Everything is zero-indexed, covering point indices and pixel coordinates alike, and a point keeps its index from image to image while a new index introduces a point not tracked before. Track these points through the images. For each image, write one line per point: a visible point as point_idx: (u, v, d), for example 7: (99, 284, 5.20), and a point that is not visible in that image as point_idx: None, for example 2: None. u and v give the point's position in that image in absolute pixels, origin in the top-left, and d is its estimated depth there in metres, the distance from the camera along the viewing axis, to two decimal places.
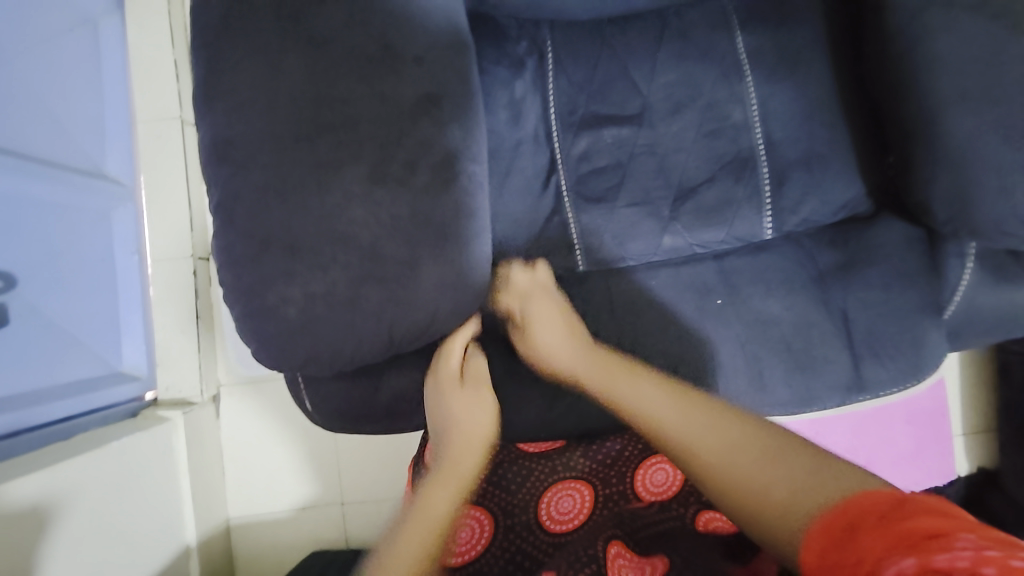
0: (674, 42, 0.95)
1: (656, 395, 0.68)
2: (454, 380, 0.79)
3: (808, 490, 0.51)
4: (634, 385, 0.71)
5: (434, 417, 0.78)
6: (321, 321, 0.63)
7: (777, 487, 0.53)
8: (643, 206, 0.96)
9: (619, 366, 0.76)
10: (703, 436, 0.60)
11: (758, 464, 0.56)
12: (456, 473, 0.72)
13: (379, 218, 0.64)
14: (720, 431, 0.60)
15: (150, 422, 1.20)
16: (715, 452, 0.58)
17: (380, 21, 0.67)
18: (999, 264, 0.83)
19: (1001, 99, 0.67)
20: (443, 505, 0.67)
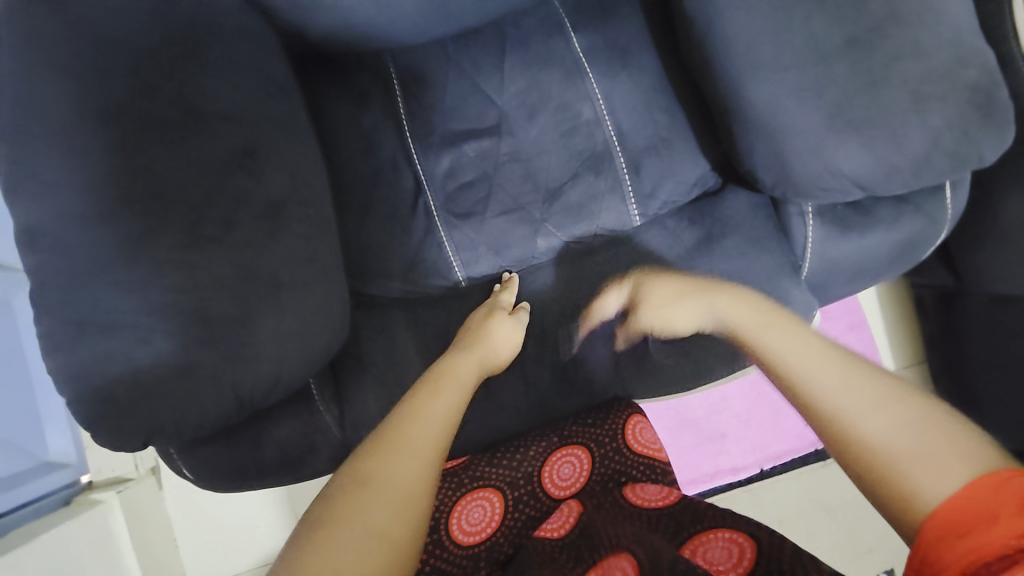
0: (516, 53, 0.94)
1: (805, 338, 0.65)
2: (498, 317, 0.86)
3: (952, 457, 0.50)
4: (786, 338, 0.66)
5: (469, 349, 0.80)
6: (154, 392, 0.64)
7: (931, 465, 0.50)
8: (513, 213, 0.95)
9: (764, 315, 0.72)
10: (864, 404, 0.55)
11: (923, 453, 0.51)
12: (427, 421, 0.64)
13: (200, 280, 0.65)
14: (862, 377, 0.58)
15: (82, 507, 1.09)
16: (868, 415, 0.55)
17: (176, 86, 0.68)
18: (841, 217, 0.86)
19: (788, 65, 0.71)
20: (404, 462, 0.59)
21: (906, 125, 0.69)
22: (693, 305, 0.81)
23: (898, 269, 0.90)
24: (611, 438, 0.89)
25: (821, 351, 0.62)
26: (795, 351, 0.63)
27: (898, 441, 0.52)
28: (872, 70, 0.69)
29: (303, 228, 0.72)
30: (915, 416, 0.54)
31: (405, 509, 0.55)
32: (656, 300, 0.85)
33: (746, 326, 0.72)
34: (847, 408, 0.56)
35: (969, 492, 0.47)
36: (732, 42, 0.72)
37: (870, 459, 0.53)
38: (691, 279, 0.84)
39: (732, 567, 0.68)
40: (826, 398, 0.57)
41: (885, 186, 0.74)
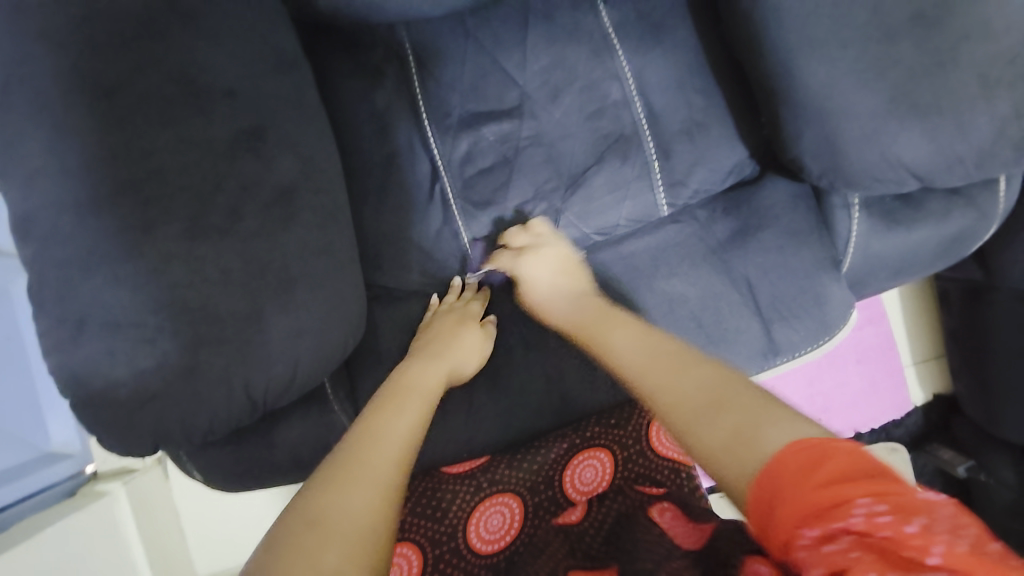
0: (539, 27, 0.88)
1: (637, 341, 0.68)
2: (461, 317, 0.83)
3: (743, 434, 0.50)
4: (613, 335, 0.72)
5: (440, 346, 0.78)
6: (159, 396, 0.60)
7: (767, 437, 0.48)
8: (535, 201, 0.90)
9: (606, 315, 0.76)
10: (682, 381, 0.58)
11: (728, 431, 0.51)
12: (400, 410, 0.65)
13: (208, 273, 0.61)
14: (664, 352, 0.65)
15: (87, 499, 1.03)
16: (682, 390, 0.57)
17: (178, 60, 0.62)
18: (886, 209, 0.81)
19: (847, 42, 0.65)
20: (375, 451, 0.58)
21: (971, 112, 0.63)
22: (553, 272, 0.83)
23: (942, 266, 0.86)
24: (634, 441, 0.87)
25: (656, 349, 0.65)
26: (631, 349, 0.68)
27: (712, 415, 0.53)
28: (940, 51, 0.63)
29: (315, 218, 0.67)
30: (746, 404, 0.52)
31: (376, 525, 0.51)
32: (530, 270, 0.84)
33: (595, 326, 0.75)
34: (673, 398, 0.57)
35: (786, 458, 0.46)
36: (784, 17, 0.66)
37: (688, 436, 0.53)
38: (570, 265, 0.84)
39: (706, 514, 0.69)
40: (643, 371, 0.63)
41: (943, 178, 0.68)
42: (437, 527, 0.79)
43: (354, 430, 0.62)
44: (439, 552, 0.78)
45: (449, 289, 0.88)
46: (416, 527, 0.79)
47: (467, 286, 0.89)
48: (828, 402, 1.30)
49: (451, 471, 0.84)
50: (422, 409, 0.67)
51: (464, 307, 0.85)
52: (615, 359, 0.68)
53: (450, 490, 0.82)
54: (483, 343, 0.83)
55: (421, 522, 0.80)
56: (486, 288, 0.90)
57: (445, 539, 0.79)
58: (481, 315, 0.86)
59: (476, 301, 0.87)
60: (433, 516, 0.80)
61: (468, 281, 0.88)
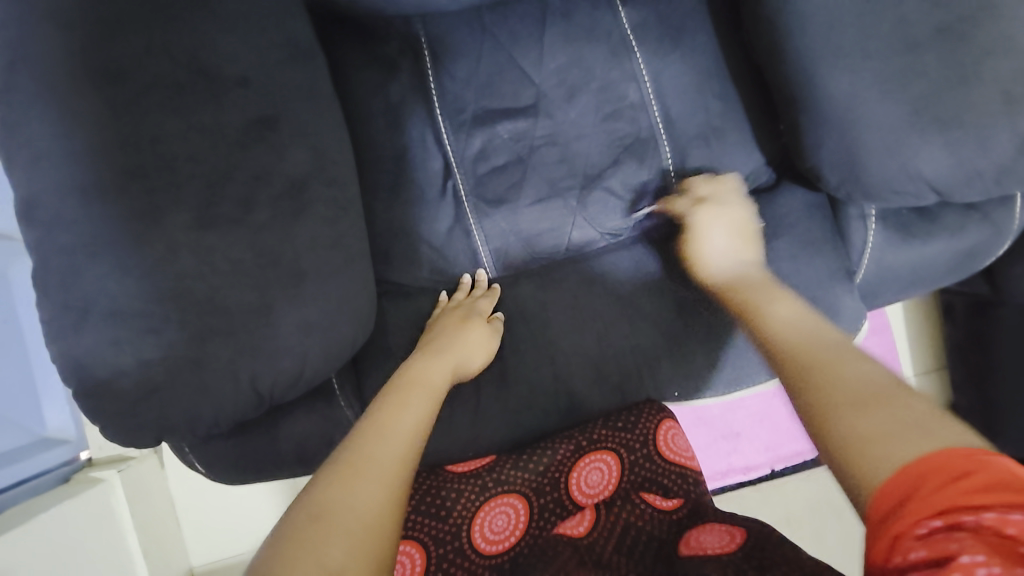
0: (557, 25, 0.87)
1: (798, 324, 0.65)
2: (467, 313, 0.82)
3: (903, 433, 0.46)
4: (767, 315, 0.68)
5: (445, 343, 0.77)
6: (164, 387, 0.59)
7: (931, 436, 0.45)
8: (548, 200, 0.89)
9: (744, 295, 0.73)
10: (841, 368, 0.55)
11: (886, 426, 0.47)
12: (406, 406, 0.64)
13: (218, 263, 0.60)
14: (823, 341, 0.61)
15: (82, 487, 1.01)
16: (836, 376, 0.54)
17: (192, 46, 0.61)
18: (901, 221, 0.81)
19: (872, 52, 0.64)
20: (383, 446, 0.57)
21: (995, 127, 0.63)
22: (727, 236, 0.81)
23: (953, 281, 0.85)
24: (642, 444, 0.85)
25: (816, 333, 0.62)
26: (794, 324, 0.65)
27: (871, 409, 0.49)
28: (964, 64, 0.63)
29: (327, 210, 0.66)
30: (908, 404, 0.48)
31: (379, 522, 0.50)
32: (704, 231, 0.82)
33: (749, 296, 0.73)
34: (835, 385, 0.53)
35: (926, 459, 0.43)
36: (808, 25, 0.66)
37: (836, 419, 0.50)
38: (744, 232, 0.82)
39: (724, 544, 0.69)
40: (795, 353, 0.60)
41: (964, 193, 0.67)
42: (441, 526, 0.78)
43: (360, 424, 0.61)
44: (442, 552, 0.77)
45: (456, 285, 0.87)
46: (421, 525, 0.78)
47: (477, 284, 0.87)
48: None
49: (458, 470, 0.84)
50: (430, 405, 0.66)
51: (470, 303, 0.84)
52: (770, 335, 0.65)
53: (454, 488, 0.81)
54: (491, 341, 0.82)
55: (425, 520, 0.79)
56: (495, 283, 0.88)
57: (449, 539, 0.78)
58: (487, 313, 0.84)
59: (482, 297, 0.85)
60: (438, 514, 0.79)
61: (476, 280, 0.87)
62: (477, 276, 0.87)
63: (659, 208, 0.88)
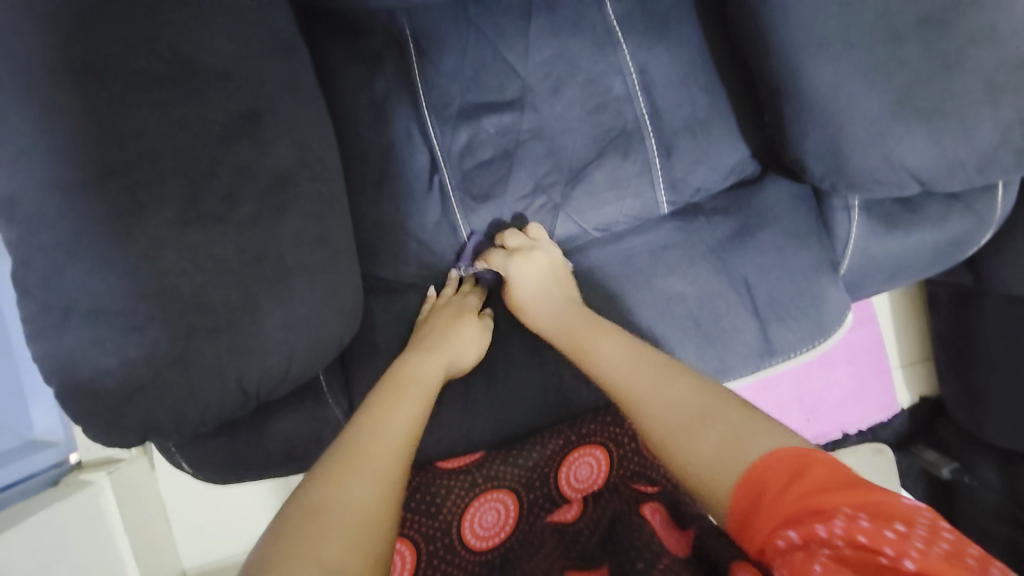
0: (543, 18, 0.87)
1: (622, 354, 0.67)
2: (458, 309, 0.82)
3: (729, 450, 0.51)
4: (602, 342, 0.70)
5: (438, 338, 0.77)
6: (147, 386, 0.58)
7: (753, 447, 0.51)
8: (535, 195, 0.89)
9: (586, 322, 0.75)
10: (665, 395, 0.59)
11: (712, 449, 0.52)
12: (399, 403, 0.64)
13: (200, 260, 0.59)
14: (649, 362, 0.65)
15: (70, 489, 1.00)
16: (659, 403, 0.59)
17: (171, 40, 0.60)
18: (885, 212, 0.82)
19: (855, 42, 0.64)
20: (379, 444, 0.57)
21: (976, 116, 0.63)
22: (539, 276, 0.81)
23: (936, 270, 0.86)
24: (630, 439, 0.87)
25: (634, 362, 0.65)
26: (619, 357, 0.67)
27: (699, 431, 0.54)
28: (946, 54, 0.63)
29: (311, 206, 0.66)
30: (721, 414, 0.54)
31: (377, 519, 0.50)
32: (518, 277, 0.81)
33: (576, 337, 0.74)
34: (660, 419, 0.57)
35: (763, 469, 0.49)
36: (792, 16, 0.66)
37: (678, 454, 0.54)
38: (557, 275, 0.82)
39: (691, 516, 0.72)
40: (628, 390, 0.62)
41: (946, 182, 0.68)
42: (431, 523, 0.78)
43: (355, 421, 0.61)
44: (433, 548, 0.78)
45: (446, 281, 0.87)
46: (411, 523, 0.78)
47: (465, 280, 0.87)
48: (817, 403, 1.31)
49: (447, 467, 0.83)
50: (423, 402, 0.66)
51: (460, 299, 0.84)
52: (602, 374, 0.67)
53: (445, 485, 0.81)
54: (483, 336, 0.82)
55: (415, 517, 0.79)
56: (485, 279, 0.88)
57: (439, 535, 0.79)
58: (478, 308, 0.84)
59: (472, 294, 0.85)
60: (428, 512, 0.79)
61: (465, 275, 0.87)
62: (464, 272, 0.87)
63: (479, 265, 0.87)
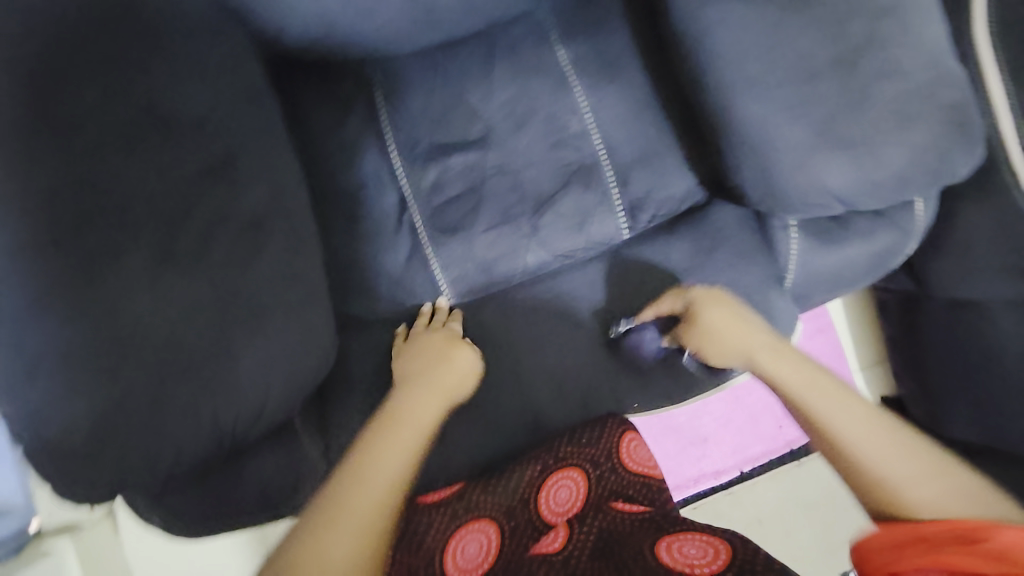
0: (502, 64, 0.93)
1: (837, 400, 0.70)
2: (441, 338, 0.84)
3: (890, 504, 0.64)
4: (832, 400, 0.71)
5: (423, 370, 0.79)
6: (117, 438, 0.58)
7: (924, 492, 0.63)
8: (502, 226, 0.93)
9: (813, 371, 0.75)
10: (881, 451, 0.66)
11: (906, 475, 0.65)
12: (391, 443, 0.67)
13: (172, 307, 0.60)
14: (864, 422, 0.69)
15: (31, 558, 0.95)
16: (860, 447, 0.67)
17: (143, 96, 0.63)
18: (822, 230, 0.89)
19: (777, 81, 0.72)
20: (366, 493, 0.60)
21: (886, 143, 0.70)
22: (739, 334, 0.82)
23: (872, 279, 0.94)
24: (607, 457, 0.89)
25: (858, 417, 0.69)
26: (840, 419, 0.69)
27: (902, 458, 0.66)
28: (856, 89, 0.70)
29: (282, 248, 0.68)
30: (913, 455, 0.66)
31: (359, 569, 0.55)
32: (715, 327, 0.83)
33: (798, 388, 0.73)
34: (907, 493, 0.64)
35: (879, 539, 0.62)
36: (722, 60, 0.73)
37: (859, 478, 0.66)
38: (743, 324, 0.82)
39: (707, 562, 0.71)
40: (846, 436, 0.68)
41: (867, 202, 0.75)
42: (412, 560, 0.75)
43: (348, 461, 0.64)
44: None
45: (424, 308, 0.89)
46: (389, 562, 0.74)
47: (440, 310, 0.89)
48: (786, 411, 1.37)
49: (426, 501, 0.84)
50: (416, 441, 0.68)
51: (441, 329, 0.86)
52: (819, 423, 0.69)
53: (424, 519, 0.81)
54: (472, 367, 0.83)
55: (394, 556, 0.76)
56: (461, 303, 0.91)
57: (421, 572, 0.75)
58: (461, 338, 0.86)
59: (452, 322, 0.88)
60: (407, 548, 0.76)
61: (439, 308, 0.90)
62: (439, 302, 0.90)
63: (638, 322, 0.91)
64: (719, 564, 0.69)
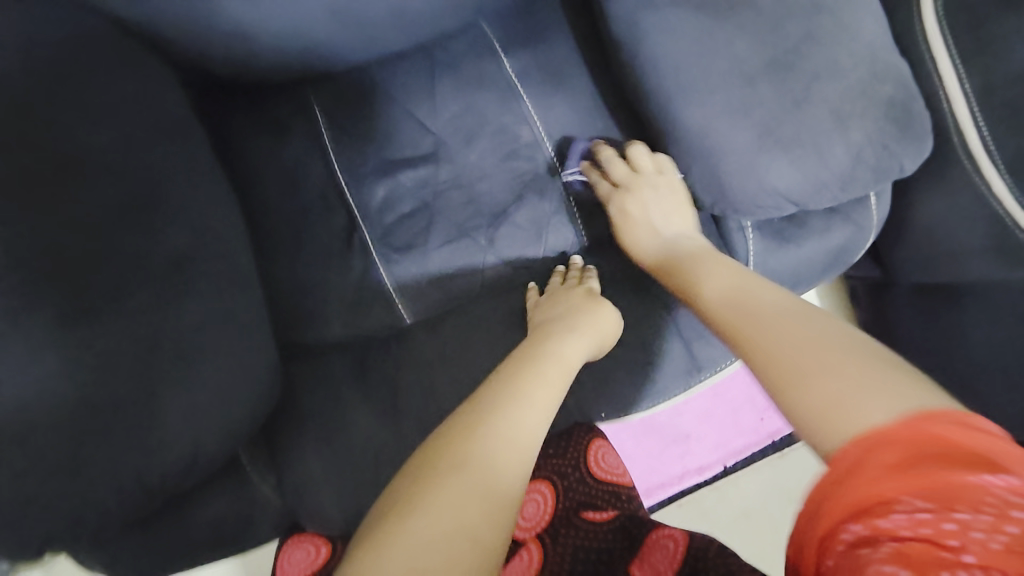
0: (447, 74, 0.91)
1: (770, 296, 0.61)
2: (588, 290, 0.85)
3: (823, 401, 0.47)
4: (732, 293, 0.65)
5: (566, 315, 0.79)
6: (38, 500, 0.55)
7: (866, 406, 0.45)
8: (457, 241, 0.89)
9: (705, 261, 0.74)
10: (791, 342, 0.53)
11: (836, 383, 0.48)
12: (532, 381, 0.65)
13: (86, 359, 0.56)
14: (788, 314, 0.57)
15: None
16: (771, 343, 0.54)
17: (48, 136, 0.59)
18: (777, 229, 0.88)
19: (716, 85, 0.70)
20: (511, 432, 0.59)
21: (829, 142, 0.69)
22: (658, 217, 0.82)
23: (833, 274, 0.93)
24: (574, 468, 0.88)
25: (784, 311, 0.57)
26: (733, 297, 0.64)
27: (831, 361, 0.49)
28: (795, 89, 0.69)
29: (211, 287, 0.65)
30: (855, 356, 0.49)
31: (493, 490, 0.53)
32: (638, 212, 0.84)
33: (688, 276, 0.73)
34: (811, 402, 0.47)
35: (849, 450, 0.43)
36: (659, 66, 0.72)
37: (773, 379, 0.51)
38: (671, 208, 0.83)
39: (670, 564, 0.71)
40: (750, 331, 0.57)
41: (817, 201, 0.73)
42: None
43: (486, 389, 0.64)
44: None
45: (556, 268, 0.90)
46: None
47: (573, 267, 0.90)
48: (766, 403, 1.36)
49: None
50: (559, 388, 0.67)
51: (569, 284, 0.86)
52: (708, 309, 0.65)
53: None
54: (614, 313, 0.83)
55: None
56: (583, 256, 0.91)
57: None
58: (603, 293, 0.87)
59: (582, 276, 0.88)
60: None
61: (571, 264, 0.90)
62: (575, 261, 0.90)
63: (586, 174, 0.90)
64: (680, 565, 0.70)
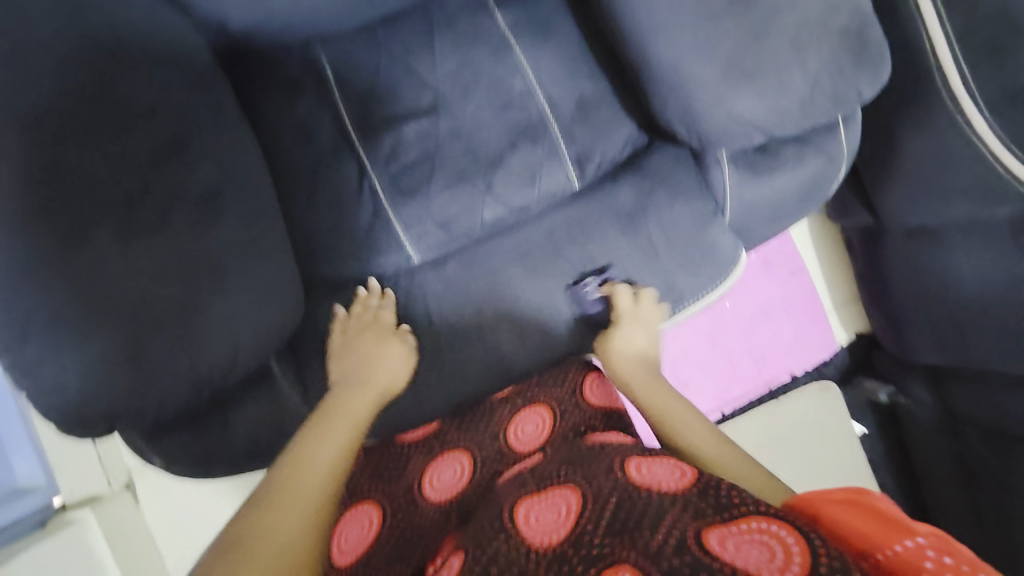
0: (443, 29, 0.98)
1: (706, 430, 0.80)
2: (385, 330, 0.93)
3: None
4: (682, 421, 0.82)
5: (363, 370, 0.88)
6: (107, 382, 0.66)
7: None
8: (458, 186, 0.97)
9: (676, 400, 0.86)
10: (716, 453, 0.77)
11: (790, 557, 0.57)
12: (331, 433, 0.77)
13: (143, 267, 0.67)
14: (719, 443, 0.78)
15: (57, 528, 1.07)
16: (710, 456, 0.76)
17: (96, 78, 0.69)
18: (750, 161, 0.96)
19: (684, 21, 0.77)
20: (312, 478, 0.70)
21: (788, 69, 0.75)
22: (644, 336, 0.97)
23: (810, 206, 1.01)
24: (570, 394, 0.91)
25: (714, 443, 0.79)
26: (703, 438, 0.79)
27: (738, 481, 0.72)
28: (755, 21, 0.75)
29: (240, 215, 0.76)
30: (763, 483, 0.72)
31: (296, 551, 0.61)
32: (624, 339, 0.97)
33: (677, 424, 0.82)
34: (681, 432, 0.81)
35: None
36: (633, 6, 0.78)
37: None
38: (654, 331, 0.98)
39: (672, 479, 0.62)
40: (705, 452, 0.77)
41: (782, 128, 0.80)
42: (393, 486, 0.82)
43: (281, 468, 0.71)
44: (396, 505, 0.81)
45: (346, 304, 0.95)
46: (375, 488, 0.83)
47: (372, 292, 0.95)
48: (763, 353, 1.41)
49: (408, 439, 0.91)
50: (355, 426, 0.79)
51: (362, 326, 0.92)
52: (692, 449, 0.78)
53: (409, 453, 0.88)
54: (405, 347, 0.93)
55: (381, 485, 0.84)
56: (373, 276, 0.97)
57: (400, 494, 0.82)
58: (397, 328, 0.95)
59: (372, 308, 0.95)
60: (390, 478, 0.84)
61: (370, 287, 0.95)
62: (370, 284, 0.95)
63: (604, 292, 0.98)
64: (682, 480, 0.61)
